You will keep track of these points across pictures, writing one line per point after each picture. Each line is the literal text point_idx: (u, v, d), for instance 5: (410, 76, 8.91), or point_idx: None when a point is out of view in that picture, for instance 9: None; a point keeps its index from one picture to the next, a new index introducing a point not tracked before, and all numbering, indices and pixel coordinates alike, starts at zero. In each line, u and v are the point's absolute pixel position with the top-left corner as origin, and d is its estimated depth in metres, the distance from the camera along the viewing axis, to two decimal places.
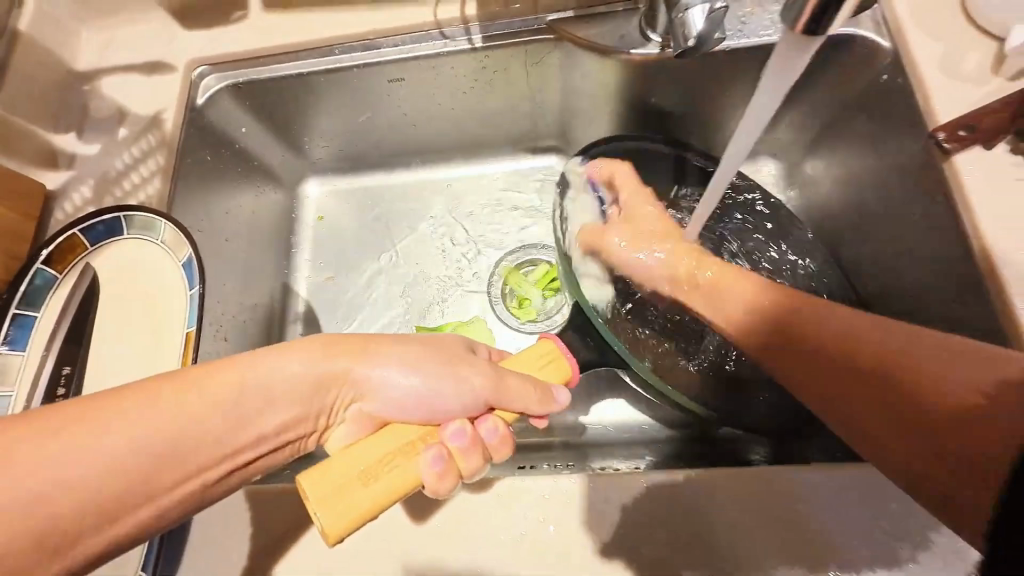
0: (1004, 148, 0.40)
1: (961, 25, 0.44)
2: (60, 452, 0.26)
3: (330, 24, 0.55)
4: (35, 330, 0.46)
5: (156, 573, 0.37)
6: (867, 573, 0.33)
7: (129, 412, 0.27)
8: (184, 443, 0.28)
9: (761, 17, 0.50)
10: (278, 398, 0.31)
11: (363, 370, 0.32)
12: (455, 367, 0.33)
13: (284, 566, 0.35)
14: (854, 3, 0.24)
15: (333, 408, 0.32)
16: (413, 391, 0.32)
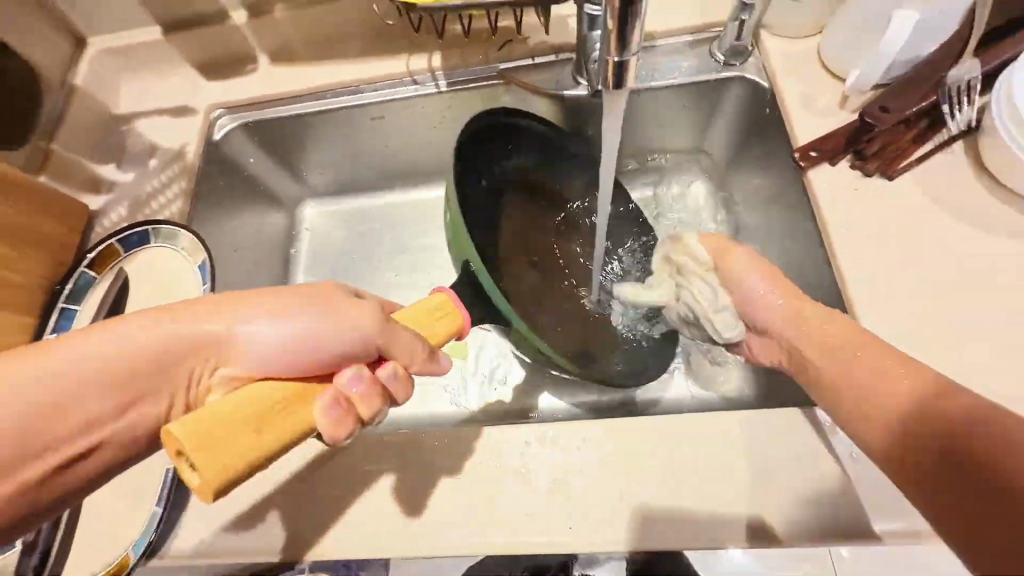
0: (845, 165, 0.50)
1: (821, 68, 0.55)
2: None
3: (323, 73, 0.67)
4: (76, 320, 0.57)
5: (166, 508, 0.46)
6: (730, 496, 0.42)
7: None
8: (45, 412, 0.31)
9: (669, 63, 0.60)
10: (156, 359, 0.33)
11: (227, 329, 0.34)
12: (333, 313, 0.36)
13: (279, 492, 0.45)
14: (637, 67, 0.37)
15: (198, 373, 0.34)
16: (281, 341, 0.34)
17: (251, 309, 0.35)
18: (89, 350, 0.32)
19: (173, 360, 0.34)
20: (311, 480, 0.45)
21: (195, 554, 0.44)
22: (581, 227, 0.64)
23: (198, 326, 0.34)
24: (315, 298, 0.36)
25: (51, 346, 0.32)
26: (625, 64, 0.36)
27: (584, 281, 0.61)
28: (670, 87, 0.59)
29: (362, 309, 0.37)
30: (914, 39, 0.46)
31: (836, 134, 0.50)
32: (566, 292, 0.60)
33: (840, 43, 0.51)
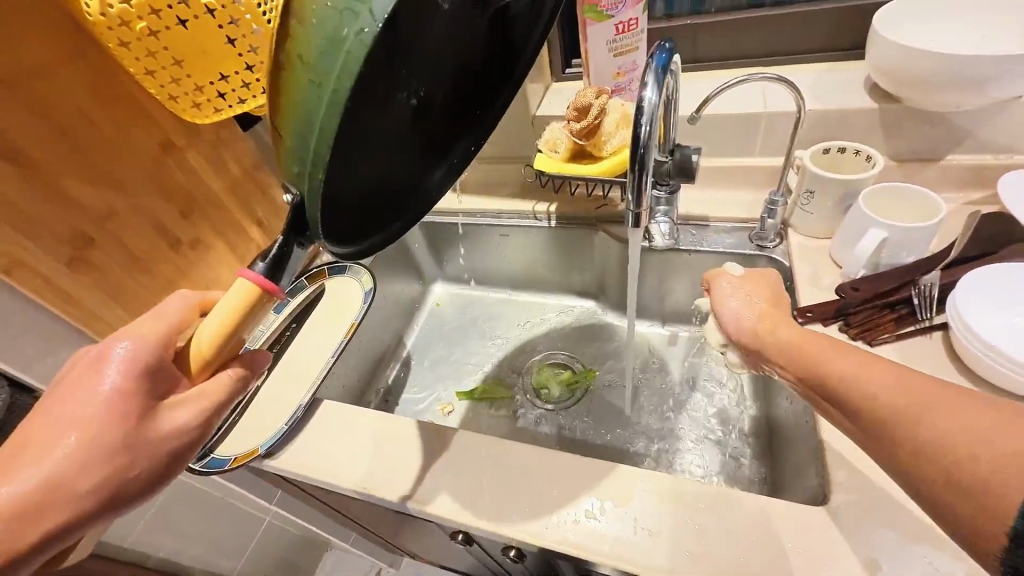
0: (835, 328, 0.63)
1: (826, 260, 0.73)
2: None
3: (478, 201, 0.99)
4: (286, 305, 0.87)
5: (306, 410, 0.70)
6: (686, 554, 0.49)
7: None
8: (21, 525, 0.39)
9: (714, 236, 0.82)
10: (15, 514, 0.38)
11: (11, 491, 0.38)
12: (108, 449, 0.40)
13: (367, 440, 0.66)
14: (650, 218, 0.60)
15: (45, 508, 0.39)
16: (81, 477, 0.39)
17: (48, 443, 0.39)
18: (18, 493, 0.38)
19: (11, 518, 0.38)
20: (389, 438, 0.65)
21: (298, 463, 0.65)
22: (436, 76, 0.48)
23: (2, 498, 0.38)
24: (99, 427, 0.40)
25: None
26: (642, 215, 0.59)
27: (388, 127, 0.44)
28: (710, 252, 0.81)
29: (139, 434, 0.41)
30: (893, 247, 0.63)
31: (827, 303, 0.64)
32: (388, 133, 0.45)
33: (839, 244, 0.69)
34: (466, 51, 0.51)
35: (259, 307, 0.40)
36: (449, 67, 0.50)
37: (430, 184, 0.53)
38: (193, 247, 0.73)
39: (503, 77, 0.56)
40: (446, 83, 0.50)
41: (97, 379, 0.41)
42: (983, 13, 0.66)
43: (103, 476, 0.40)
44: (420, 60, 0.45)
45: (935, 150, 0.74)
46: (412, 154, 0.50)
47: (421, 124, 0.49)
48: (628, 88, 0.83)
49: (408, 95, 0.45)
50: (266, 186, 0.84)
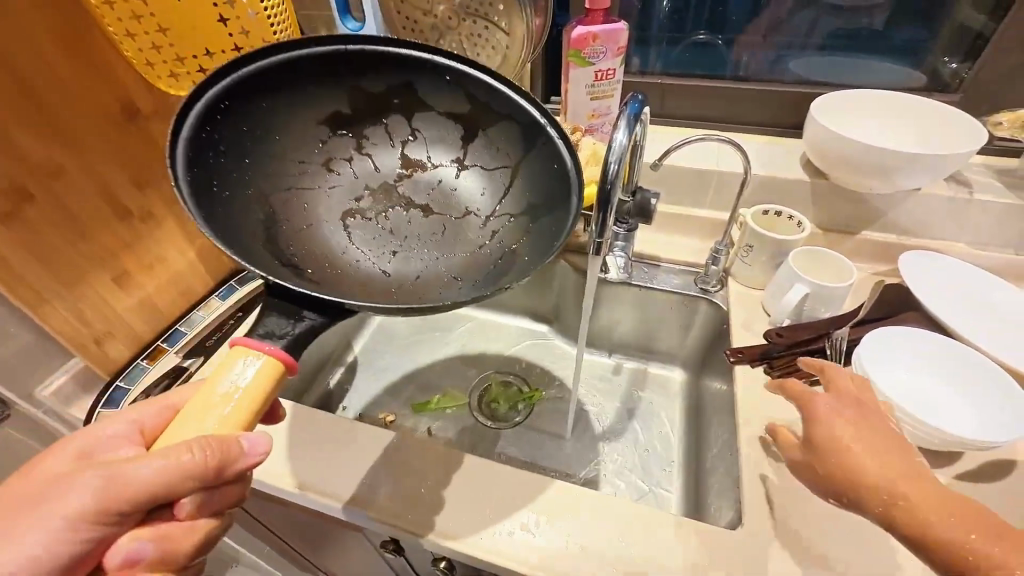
0: (761, 369, 0.69)
1: (758, 309, 0.80)
2: None
3: None
4: (235, 291, 0.82)
5: None
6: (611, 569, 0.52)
7: None
8: None
9: (664, 277, 0.88)
10: None
11: None
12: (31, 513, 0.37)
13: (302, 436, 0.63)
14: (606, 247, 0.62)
15: None
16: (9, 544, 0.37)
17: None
18: None
19: None
20: (329, 441, 0.63)
21: None
22: (453, 195, 0.57)
23: None
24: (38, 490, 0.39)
25: None
26: (602, 244, 0.62)
27: (433, 239, 0.53)
28: (658, 290, 0.87)
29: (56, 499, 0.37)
30: (814, 302, 0.71)
31: (757, 346, 0.71)
32: (402, 249, 0.52)
33: (770, 295, 0.77)
34: (470, 160, 0.56)
35: (276, 384, 0.38)
36: (457, 182, 0.57)
37: (533, 242, 0.48)
38: (142, 221, 0.69)
39: (530, 143, 0.54)
40: (478, 190, 0.56)
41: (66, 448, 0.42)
42: (898, 116, 0.78)
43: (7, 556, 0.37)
44: (418, 179, 0.57)
45: (852, 225, 0.85)
46: (483, 245, 0.52)
47: (450, 232, 0.54)
48: (601, 130, 0.90)
49: (425, 214, 0.55)
50: None
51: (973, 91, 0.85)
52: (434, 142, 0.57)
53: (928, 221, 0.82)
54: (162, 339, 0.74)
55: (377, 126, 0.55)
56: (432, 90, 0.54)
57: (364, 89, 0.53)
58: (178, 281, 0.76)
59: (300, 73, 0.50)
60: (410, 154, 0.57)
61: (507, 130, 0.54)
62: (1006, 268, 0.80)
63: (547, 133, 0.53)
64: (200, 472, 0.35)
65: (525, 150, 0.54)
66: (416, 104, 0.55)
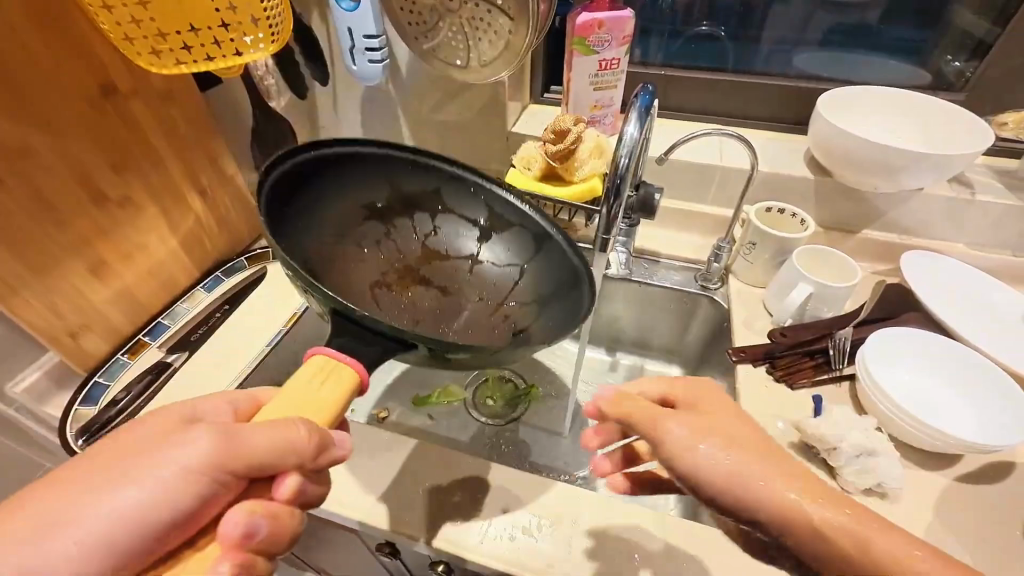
0: (763, 369, 0.69)
1: (760, 307, 0.79)
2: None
3: None
4: (221, 284, 0.80)
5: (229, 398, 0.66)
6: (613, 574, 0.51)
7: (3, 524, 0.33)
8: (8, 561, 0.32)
9: (664, 273, 0.87)
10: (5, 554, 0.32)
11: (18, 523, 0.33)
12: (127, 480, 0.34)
13: None
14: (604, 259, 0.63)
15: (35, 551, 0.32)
16: (95, 514, 0.33)
17: (62, 486, 0.34)
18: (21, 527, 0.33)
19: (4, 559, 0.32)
20: None
21: None
22: (470, 287, 0.58)
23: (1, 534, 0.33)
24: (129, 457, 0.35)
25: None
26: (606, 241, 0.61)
27: (453, 317, 0.54)
28: (658, 286, 0.86)
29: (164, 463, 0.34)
30: (817, 301, 0.70)
31: (760, 345, 0.70)
32: (425, 325, 0.52)
33: (772, 294, 0.76)
34: (489, 259, 0.59)
35: (350, 396, 0.40)
36: (473, 277, 0.58)
37: (554, 323, 0.50)
38: (120, 207, 0.65)
39: (545, 245, 0.58)
40: (495, 284, 0.58)
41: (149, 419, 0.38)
42: (903, 114, 0.77)
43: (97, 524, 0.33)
44: (438, 269, 0.58)
45: (853, 224, 0.84)
46: (501, 329, 0.53)
47: (468, 318, 0.54)
48: (603, 121, 0.88)
49: (443, 299, 0.56)
50: (217, 158, 0.77)
51: (976, 90, 0.84)
52: (457, 241, 0.60)
53: (928, 221, 0.81)
54: (144, 333, 0.70)
55: (407, 222, 0.59)
56: (457, 199, 0.60)
57: (405, 190, 0.59)
58: (159, 272, 0.72)
59: (358, 164, 0.56)
60: (435, 248, 0.59)
61: (526, 233, 0.59)
62: (1004, 269, 0.80)
63: (563, 233, 0.57)
64: (306, 449, 0.35)
65: (542, 250, 0.58)
66: (439, 207, 0.60)
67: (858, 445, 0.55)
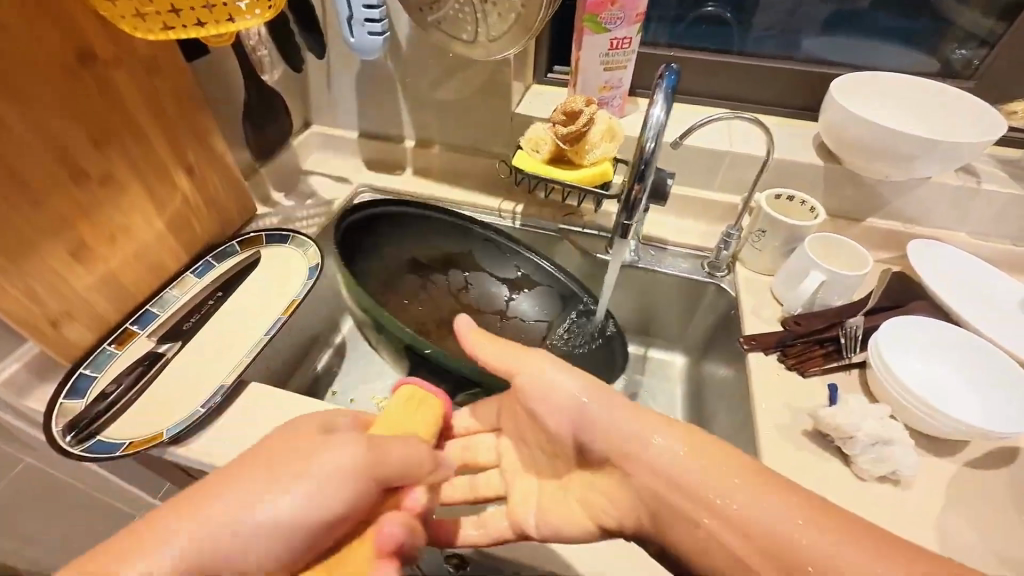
0: (774, 357, 0.69)
1: (769, 295, 0.79)
2: (169, 550, 0.37)
3: (443, 191, 0.97)
4: (212, 269, 0.75)
5: (226, 392, 0.61)
6: None
7: (183, 526, 0.38)
8: (204, 556, 0.38)
9: (670, 259, 0.87)
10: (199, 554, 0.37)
11: (197, 523, 0.38)
12: (297, 475, 0.40)
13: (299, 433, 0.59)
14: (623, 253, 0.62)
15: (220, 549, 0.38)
16: (269, 513, 0.39)
17: (230, 488, 0.40)
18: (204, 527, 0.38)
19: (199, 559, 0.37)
20: None
21: (216, 455, 0.58)
22: (514, 332, 0.78)
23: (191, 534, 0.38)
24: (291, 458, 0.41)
25: (176, 528, 0.38)
26: (630, 227, 0.58)
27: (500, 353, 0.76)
28: (664, 271, 0.86)
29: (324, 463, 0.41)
30: (828, 290, 0.70)
31: (771, 334, 0.70)
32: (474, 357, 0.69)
33: (782, 281, 0.75)
34: (529, 313, 0.80)
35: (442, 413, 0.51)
36: (516, 326, 0.79)
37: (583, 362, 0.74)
38: (102, 185, 0.60)
39: (569, 305, 0.81)
40: (533, 332, 0.78)
41: (290, 428, 0.44)
42: (914, 101, 0.77)
43: (277, 519, 0.39)
44: (486, 322, 0.78)
45: (859, 212, 0.84)
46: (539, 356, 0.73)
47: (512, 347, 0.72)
48: (611, 104, 0.85)
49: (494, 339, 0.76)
50: (205, 135, 0.72)
51: (985, 78, 0.84)
52: (500, 299, 0.81)
53: (933, 209, 0.82)
54: (131, 320, 0.66)
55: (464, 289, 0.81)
56: (493, 261, 0.83)
57: (461, 264, 0.83)
58: (146, 256, 0.67)
59: (417, 238, 0.84)
60: (483, 306, 0.81)
61: (554, 288, 0.81)
62: (1004, 259, 0.81)
63: (587, 297, 0.80)
64: (426, 464, 0.44)
65: (570, 309, 0.80)
66: (479, 268, 0.83)
67: (874, 434, 0.55)
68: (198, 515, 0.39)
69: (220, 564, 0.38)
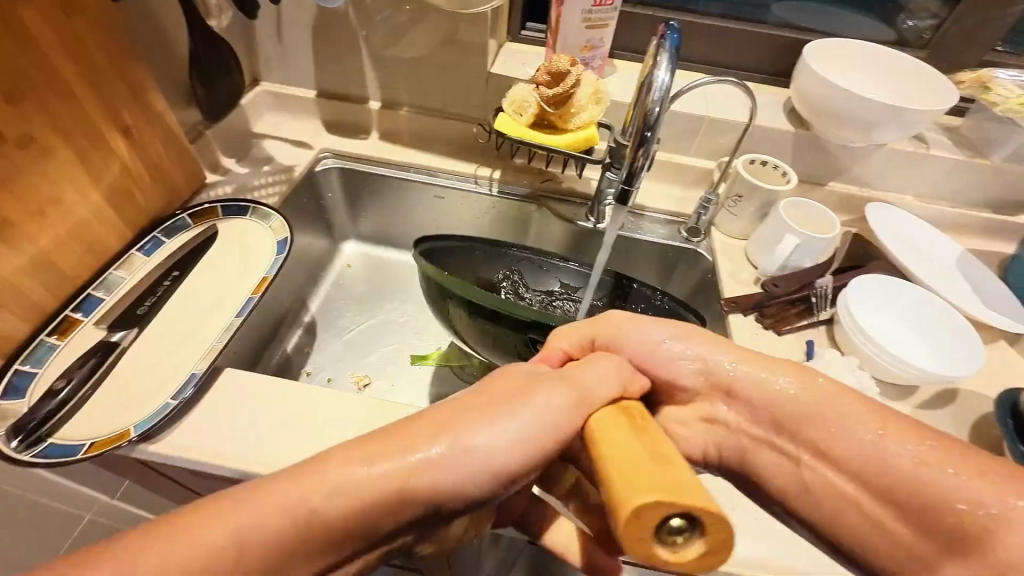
0: (752, 318, 0.73)
1: (743, 258, 0.82)
2: (345, 474, 0.33)
3: (413, 157, 0.91)
4: (162, 247, 0.67)
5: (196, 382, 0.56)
6: None
7: (380, 453, 0.33)
8: (387, 493, 0.33)
9: (648, 225, 0.88)
10: (381, 493, 0.33)
11: (402, 454, 0.33)
12: (507, 411, 0.36)
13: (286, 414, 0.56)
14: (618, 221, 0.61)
15: (407, 485, 0.33)
16: (480, 450, 0.34)
17: (439, 426, 0.35)
18: (400, 463, 0.33)
19: (380, 496, 0.33)
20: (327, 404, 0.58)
21: (191, 449, 0.53)
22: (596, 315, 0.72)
23: (385, 460, 0.33)
24: (505, 400, 0.36)
25: (372, 451, 0.34)
26: (631, 190, 0.57)
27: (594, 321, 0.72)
28: (643, 238, 0.87)
29: (541, 402, 0.36)
30: (799, 252, 0.74)
31: (750, 296, 0.73)
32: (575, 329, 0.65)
33: (756, 245, 0.79)
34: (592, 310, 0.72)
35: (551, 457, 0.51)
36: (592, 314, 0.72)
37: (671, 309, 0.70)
38: (24, 149, 0.51)
39: (621, 294, 0.73)
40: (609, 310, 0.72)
41: (501, 372, 0.40)
42: (877, 69, 0.81)
43: (474, 458, 0.34)
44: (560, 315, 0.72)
45: (821, 177, 0.89)
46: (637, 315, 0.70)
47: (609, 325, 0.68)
48: (591, 65, 0.82)
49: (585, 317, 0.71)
50: (142, 90, 0.63)
51: (936, 49, 0.89)
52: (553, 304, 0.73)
53: (886, 175, 0.87)
54: (72, 308, 0.58)
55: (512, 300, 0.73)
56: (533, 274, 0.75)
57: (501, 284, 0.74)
58: (84, 232, 0.59)
59: (451, 259, 0.74)
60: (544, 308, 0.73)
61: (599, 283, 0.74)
62: (943, 220, 0.89)
63: (635, 283, 0.73)
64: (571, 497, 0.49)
65: (621, 296, 0.73)
66: (520, 283, 0.75)
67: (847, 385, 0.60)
68: (395, 440, 0.34)
69: (412, 488, 0.33)
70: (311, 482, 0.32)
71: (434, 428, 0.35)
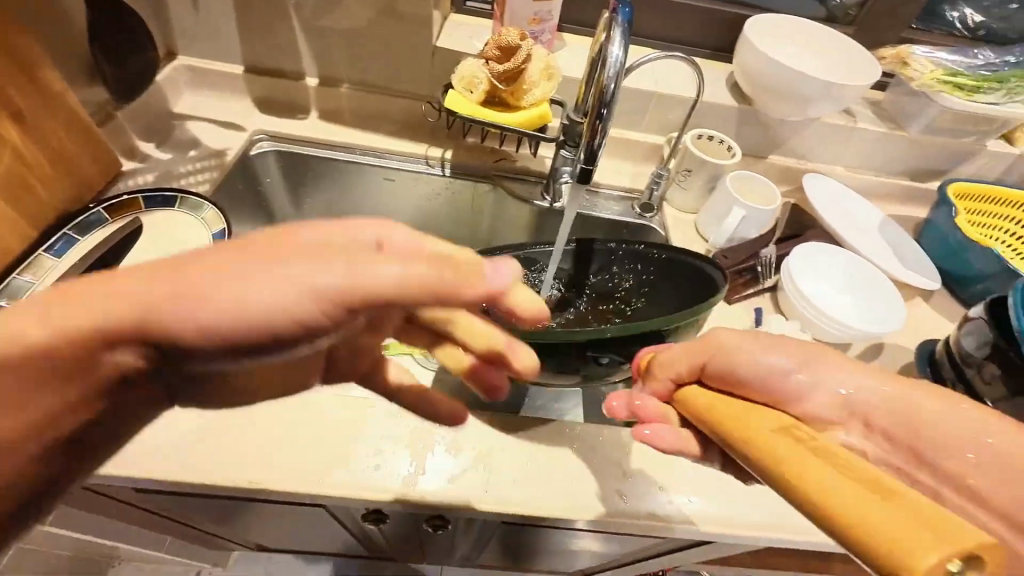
0: None
1: (694, 232, 0.85)
2: (86, 300, 0.23)
3: (358, 138, 0.86)
4: (75, 245, 0.59)
5: None
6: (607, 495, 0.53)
7: (138, 279, 0.23)
8: (138, 334, 0.23)
9: (603, 202, 0.89)
10: (124, 330, 0.23)
11: (172, 282, 0.23)
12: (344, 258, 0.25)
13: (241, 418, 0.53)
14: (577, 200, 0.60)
15: (162, 326, 0.23)
16: (275, 299, 0.23)
17: (244, 261, 0.24)
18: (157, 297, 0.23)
19: (124, 334, 0.23)
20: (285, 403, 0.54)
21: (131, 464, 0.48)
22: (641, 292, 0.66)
23: (141, 285, 0.23)
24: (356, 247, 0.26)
25: (128, 276, 0.23)
26: (591, 170, 0.55)
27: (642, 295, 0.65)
28: (599, 215, 0.87)
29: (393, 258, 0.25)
30: (746, 223, 0.77)
31: None
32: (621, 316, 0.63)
33: (705, 219, 0.82)
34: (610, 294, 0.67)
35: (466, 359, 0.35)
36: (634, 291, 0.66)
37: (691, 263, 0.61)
38: None
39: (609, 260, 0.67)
40: (641, 282, 0.65)
41: None
42: (809, 45, 0.84)
43: (266, 315, 0.23)
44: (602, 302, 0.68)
45: (762, 151, 0.93)
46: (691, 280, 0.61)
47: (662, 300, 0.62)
48: (541, 39, 0.80)
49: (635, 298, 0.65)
50: (31, 64, 0.54)
51: (862, 25, 0.94)
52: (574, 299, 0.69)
53: (820, 147, 0.93)
54: None
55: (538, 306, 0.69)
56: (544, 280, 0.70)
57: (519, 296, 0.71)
58: None
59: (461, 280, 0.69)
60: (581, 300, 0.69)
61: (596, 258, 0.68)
62: (868, 188, 0.96)
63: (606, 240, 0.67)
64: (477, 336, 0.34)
65: (611, 263, 0.67)
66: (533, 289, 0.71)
67: None
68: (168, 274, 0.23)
69: (168, 326, 0.23)
70: (50, 309, 0.23)
71: (209, 255, 0.24)
